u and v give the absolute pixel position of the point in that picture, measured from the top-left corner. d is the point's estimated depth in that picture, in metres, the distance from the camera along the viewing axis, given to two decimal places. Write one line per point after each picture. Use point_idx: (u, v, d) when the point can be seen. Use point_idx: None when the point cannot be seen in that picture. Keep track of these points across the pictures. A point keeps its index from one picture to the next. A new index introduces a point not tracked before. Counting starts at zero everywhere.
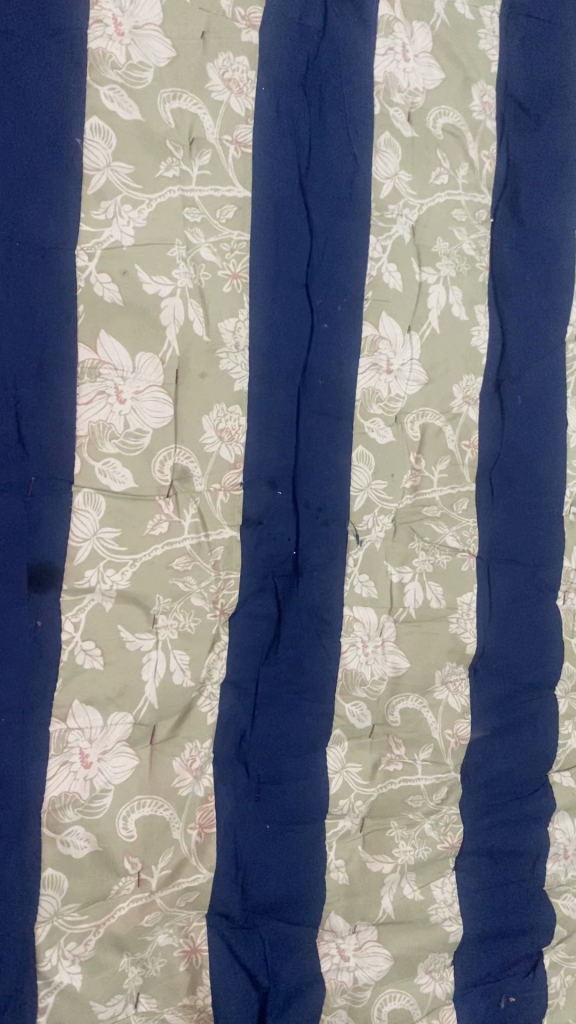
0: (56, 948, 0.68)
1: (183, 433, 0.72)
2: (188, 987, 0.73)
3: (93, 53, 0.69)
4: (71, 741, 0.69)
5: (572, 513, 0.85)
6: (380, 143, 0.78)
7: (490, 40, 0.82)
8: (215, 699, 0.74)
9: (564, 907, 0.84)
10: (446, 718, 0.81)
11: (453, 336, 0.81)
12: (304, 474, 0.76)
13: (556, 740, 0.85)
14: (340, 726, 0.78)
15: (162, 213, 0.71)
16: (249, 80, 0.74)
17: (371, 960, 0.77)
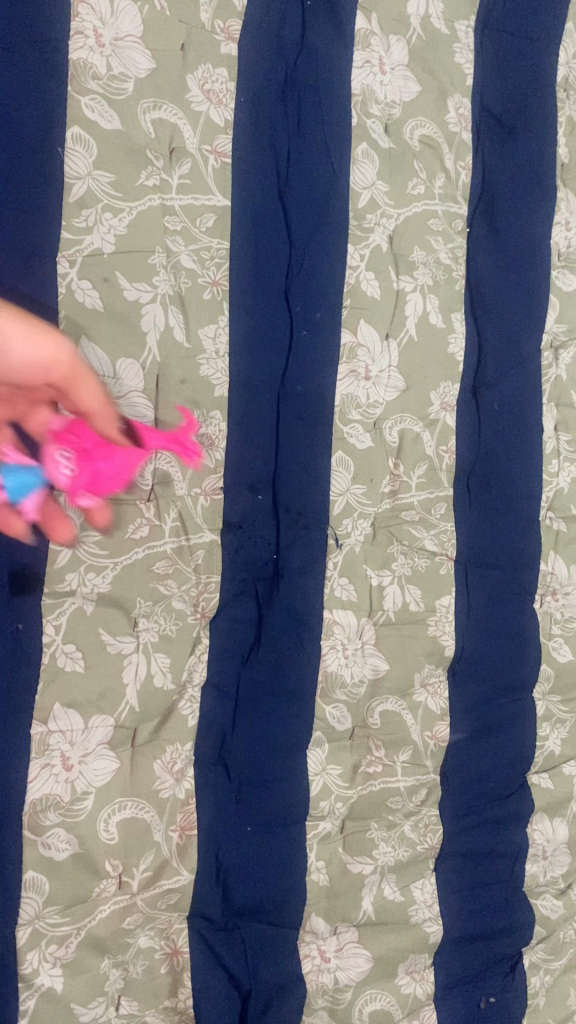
0: (37, 950, 0.68)
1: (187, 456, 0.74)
2: (170, 989, 0.72)
3: (74, 63, 0.70)
4: (52, 742, 0.70)
5: (548, 517, 0.86)
6: (358, 153, 0.79)
7: (465, 54, 0.83)
8: (195, 701, 0.75)
9: (543, 907, 0.85)
10: (425, 720, 0.82)
11: (430, 343, 0.82)
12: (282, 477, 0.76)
13: (534, 741, 0.86)
14: (320, 728, 0.78)
15: (142, 220, 0.72)
16: (228, 92, 0.75)
17: (352, 960, 0.77)
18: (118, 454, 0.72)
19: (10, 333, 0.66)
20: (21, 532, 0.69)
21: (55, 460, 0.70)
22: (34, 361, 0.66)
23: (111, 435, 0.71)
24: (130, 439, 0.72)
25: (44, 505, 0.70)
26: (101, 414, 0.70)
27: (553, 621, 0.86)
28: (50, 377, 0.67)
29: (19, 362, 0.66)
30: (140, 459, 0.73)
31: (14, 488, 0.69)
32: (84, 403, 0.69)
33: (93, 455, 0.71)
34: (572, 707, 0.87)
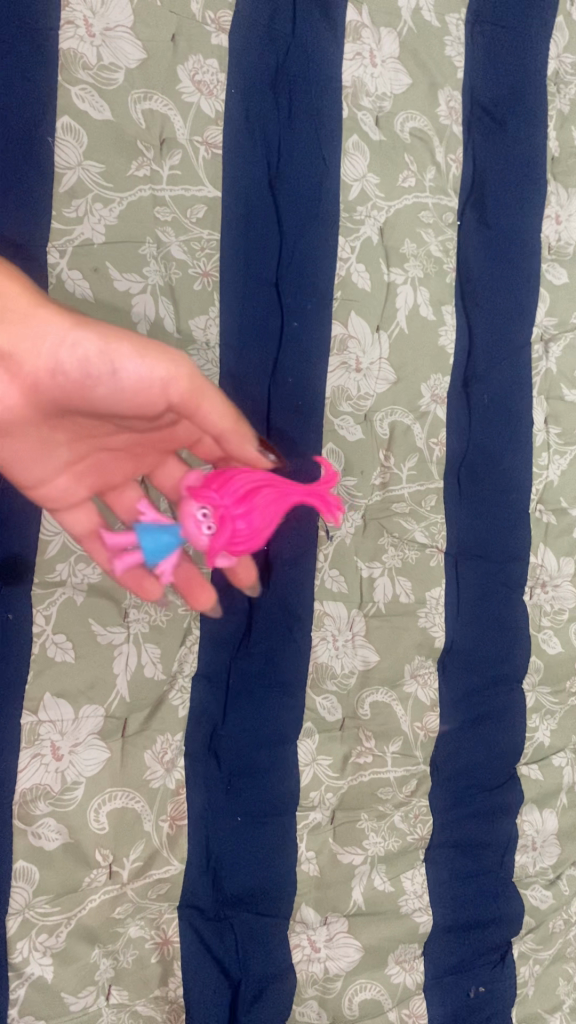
0: (28, 939, 0.69)
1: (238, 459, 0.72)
2: (161, 979, 0.72)
3: (65, 52, 0.70)
4: (42, 732, 0.70)
5: (538, 510, 0.86)
6: (349, 145, 0.79)
7: (456, 47, 0.83)
8: (186, 692, 0.75)
9: (532, 897, 0.85)
10: (416, 711, 0.82)
11: (421, 336, 0.82)
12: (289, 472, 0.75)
13: (524, 732, 0.86)
14: (311, 719, 0.79)
15: (132, 211, 0.73)
16: (219, 83, 0.75)
17: (342, 950, 0.77)
18: (262, 511, 0.62)
19: (122, 356, 0.59)
20: (156, 593, 0.68)
21: (196, 520, 0.60)
22: (147, 386, 0.60)
23: (258, 491, 0.61)
24: (274, 493, 0.62)
25: (184, 572, 0.68)
26: (232, 431, 0.65)
27: (543, 613, 0.87)
28: (170, 398, 0.62)
29: (131, 387, 0.60)
30: (281, 509, 0.63)
31: (155, 549, 0.62)
32: (211, 420, 0.64)
33: (232, 516, 0.61)
34: (562, 698, 0.88)
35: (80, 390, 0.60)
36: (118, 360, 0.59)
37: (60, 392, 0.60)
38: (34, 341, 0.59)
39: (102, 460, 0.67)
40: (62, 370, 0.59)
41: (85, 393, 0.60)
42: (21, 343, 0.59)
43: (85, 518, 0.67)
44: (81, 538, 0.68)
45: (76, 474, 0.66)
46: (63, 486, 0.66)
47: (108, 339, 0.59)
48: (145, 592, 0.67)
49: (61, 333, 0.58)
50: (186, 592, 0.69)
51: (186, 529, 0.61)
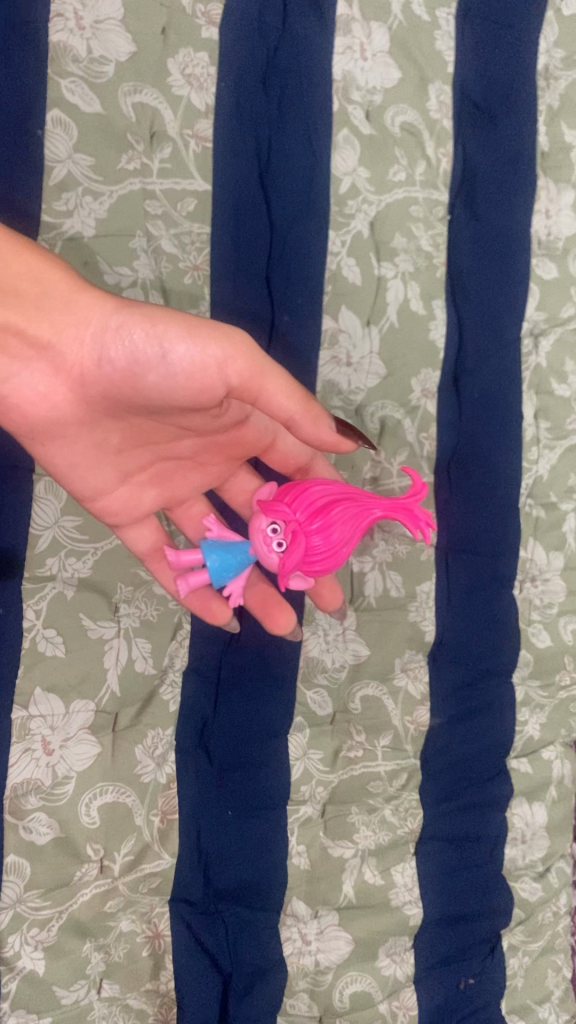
0: (19, 934, 0.69)
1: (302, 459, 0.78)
2: (152, 972, 0.72)
3: (54, 45, 0.72)
4: (33, 726, 0.72)
5: (528, 503, 0.84)
6: (339, 139, 0.79)
7: (447, 41, 0.82)
8: (177, 685, 0.77)
9: (521, 890, 0.82)
10: (406, 705, 0.82)
11: (411, 330, 0.82)
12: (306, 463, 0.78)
13: (513, 725, 0.84)
14: (301, 712, 0.80)
15: (123, 203, 0.75)
16: (209, 76, 0.76)
17: (333, 942, 0.76)
18: (338, 527, 0.62)
19: (171, 340, 0.60)
20: (226, 615, 0.73)
21: (266, 535, 0.63)
22: (201, 369, 0.60)
23: (334, 506, 0.62)
24: (352, 509, 0.63)
25: (257, 597, 0.74)
26: (302, 415, 0.64)
27: (533, 606, 0.84)
28: (229, 380, 0.61)
29: (183, 371, 0.60)
30: (362, 527, 0.63)
31: (219, 568, 0.67)
32: (276, 403, 0.63)
33: (305, 530, 0.62)
34: (552, 693, 0.85)
35: (127, 379, 0.62)
36: (169, 344, 0.60)
37: (106, 383, 0.62)
38: (78, 328, 0.61)
39: (166, 470, 0.73)
40: (107, 357, 0.61)
41: (134, 382, 0.62)
42: (64, 335, 0.62)
43: (149, 529, 0.74)
44: (146, 554, 0.74)
45: (138, 485, 0.73)
46: (126, 497, 0.72)
47: (154, 322, 0.60)
48: (218, 618, 0.73)
49: (105, 319, 0.61)
50: (261, 615, 0.74)
51: (255, 546, 0.64)
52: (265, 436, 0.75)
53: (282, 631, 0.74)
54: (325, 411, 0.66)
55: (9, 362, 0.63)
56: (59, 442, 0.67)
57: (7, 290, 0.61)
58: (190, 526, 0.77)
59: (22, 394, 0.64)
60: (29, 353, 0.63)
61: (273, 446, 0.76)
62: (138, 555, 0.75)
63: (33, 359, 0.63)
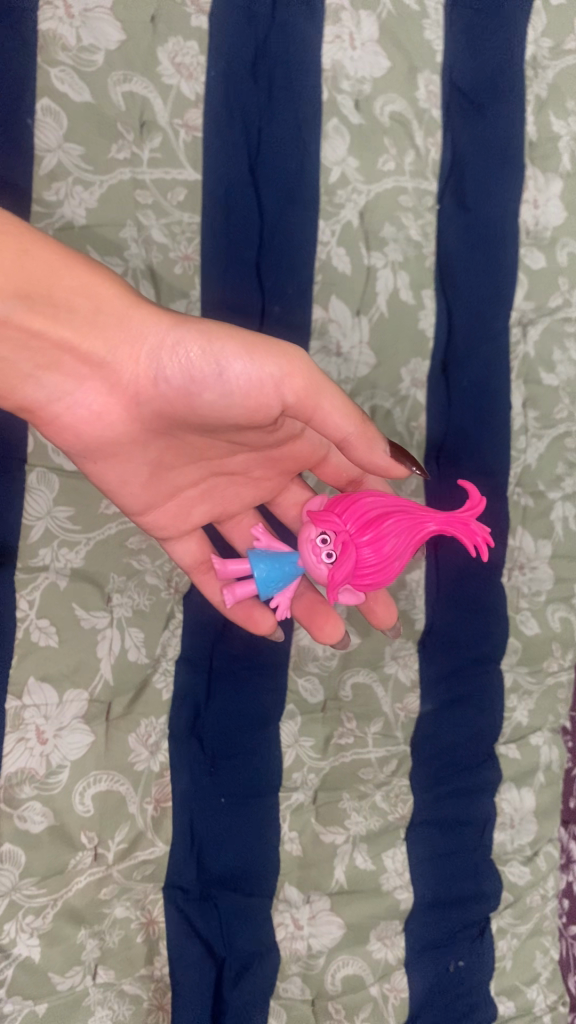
0: (15, 920, 0.70)
1: (350, 472, 0.78)
2: (147, 957, 0.73)
3: (44, 34, 0.73)
4: (27, 716, 0.73)
5: (517, 493, 0.84)
6: (329, 128, 0.79)
7: (435, 31, 0.81)
8: (170, 674, 0.78)
9: (510, 874, 0.81)
10: (396, 692, 0.83)
11: (401, 321, 0.82)
12: (328, 473, 0.79)
13: (502, 712, 0.84)
14: (293, 700, 0.81)
15: (113, 193, 0.75)
16: (199, 65, 0.76)
17: (325, 927, 0.76)
18: (390, 538, 0.63)
19: (228, 357, 0.62)
20: (270, 625, 0.76)
21: (315, 547, 0.64)
22: (258, 385, 0.63)
23: (386, 517, 0.63)
24: (405, 521, 0.63)
25: (302, 606, 0.75)
26: (357, 436, 0.66)
27: (521, 595, 0.85)
28: (285, 397, 0.64)
29: (240, 389, 0.63)
30: (415, 539, 0.64)
31: (267, 578, 0.68)
32: (331, 421, 0.65)
33: (356, 542, 0.63)
34: (540, 678, 0.85)
35: (182, 395, 0.65)
36: (225, 361, 0.62)
37: (161, 401, 0.66)
38: (132, 345, 0.64)
39: (220, 487, 0.76)
40: (163, 375, 0.64)
41: (190, 399, 0.64)
42: (118, 354, 0.65)
43: (196, 541, 0.76)
44: (192, 567, 0.76)
45: (189, 501, 0.75)
46: (176, 511, 0.75)
47: (210, 339, 0.63)
48: (261, 628, 0.76)
49: (161, 336, 0.64)
50: (308, 622, 0.75)
51: (304, 558, 0.65)
52: (319, 451, 0.76)
53: (329, 639, 0.75)
54: (380, 435, 0.67)
55: (63, 378, 0.65)
56: (113, 460, 0.70)
57: (60, 304, 0.62)
58: (239, 539, 0.79)
59: (77, 412, 0.67)
60: (82, 370, 0.65)
61: (326, 461, 0.77)
62: (187, 567, 0.76)
63: (87, 376, 0.65)
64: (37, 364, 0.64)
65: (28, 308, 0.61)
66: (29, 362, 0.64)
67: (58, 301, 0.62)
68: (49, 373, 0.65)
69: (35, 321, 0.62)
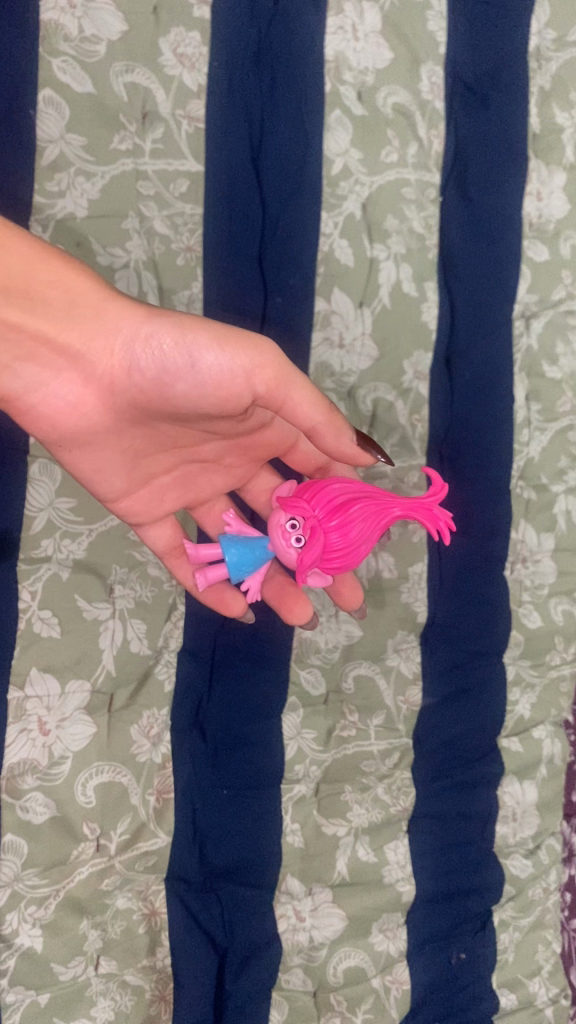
0: (17, 911, 0.70)
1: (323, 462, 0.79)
2: (148, 949, 0.73)
3: (46, 24, 0.73)
4: (29, 707, 0.73)
5: (519, 486, 0.84)
6: (331, 120, 0.79)
7: (439, 22, 0.81)
8: (172, 665, 0.78)
9: (512, 866, 0.82)
10: (399, 685, 0.82)
11: (403, 312, 0.82)
12: (310, 461, 0.79)
13: (504, 705, 0.84)
14: (295, 693, 0.81)
15: (115, 185, 0.75)
16: (201, 55, 0.76)
17: (327, 919, 0.77)
18: (357, 524, 0.63)
19: (200, 348, 0.62)
20: (241, 608, 0.75)
21: (285, 532, 0.64)
22: (229, 377, 0.63)
23: (353, 503, 0.63)
24: (372, 507, 0.63)
25: (273, 589, 0.75)
26: (325, 424, 0.66)
27: (523, 588, 0.85)
28: (256, 389, 0.64)
29: (212, 379, 0.63)
30: (381, 525, 0.64)
31: (238, 561, 0.68)
32: (300, 411, 0.65)
33: (323, 527, 0.63)
34: (543, 671, 0.85)
35: (157, 385, 0.64)
36: (197, 352, 0.62)
37: (135, 391, 0.65)
38: (107, 339, 0.64)
39: (190, 474, 0.75)
40: (137, 367, 0.64)
41: (164, 389, 0.64)
42: (92, 344, 0.64)
43: (169, 526, 0.75)
44: (164, 553, 0.75)
45: (161, 487, 0.75)
46: (148, 497, 0.74)
47: (184, 331, 0.63)
48: (232, 611, 0.75)
49: (136, 328, 0.63)
50: (278, 603, 0.75)
51: (274, 542, 0.65)
52: (287, 439, 0.76)
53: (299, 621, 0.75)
54: (348, 424, 0.67)
55: (39, 370, 0.65)
56: (86, 450, 0.69)
57: (37, 299, 0.63)
58: (210, 526, 0.78)
59: (53, 403, 0.66)
60: (59, 361, 0.65)
61: (295, 450, 0.78)
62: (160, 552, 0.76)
63: (63, 368, 0.65)
64: (14, 356, 0.64)
65: (7, 301, 0.62)
66: (7, 354, 0.64)
67: (34, 296, 0.63)
68: (26, 364, 0.65)
69: (12, 314, 0.62)
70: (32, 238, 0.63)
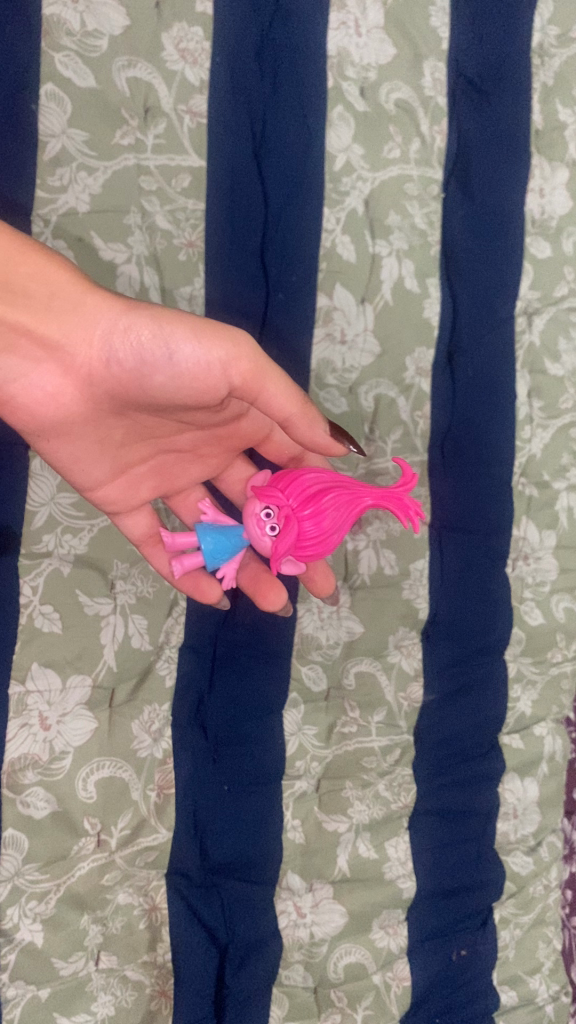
0: (18, 906, 0.71)
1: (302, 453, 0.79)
2: (149, 944, 0.73)
3: (48, 19, 0.73)
4: (30, 701, 0.73)
5: (521, 482, 0.84)
6: (334, 116, 0.79)
7: (441, 17, 0.81)
8: (173, 660, 0.78)
9: (513, 863, 0.82)
10: (400, 681, 0.82)
11: (405, 307, 0.82)
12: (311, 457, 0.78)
13: (505, 703, 0.84)
14: (296, 689, 0.80)
15: (117, 181, 0.75)
16: (203, 50, 0.76)
17: (327, 915, 0.77)
18: (330, 513, 0.63)
19: (177, 340, 0.62)
20: (216, 594, 0.74)
21: (260, 519, 0.64)
22: (206, 369, 0.62)
23: (326, 492, 0.63)
24: (344, 496, 0.63)
25: (247, 575, 0.75)
26: (299, 416, 0.66)
27: (525, 585, 0.85)
28: (232, 380, 0.63)
29: (189, 371, 0.62)
30: (354, 514, 0.64)
31: (214, 550, 0.68)
32: (275, 403, 0.65)
33: (297, 515, 0.63)
34: (543, 668, 0.85)
35: (135, 375, 0.64)
36: (175, 344, 0.62)
37: (114, 382, 0.65)
38: (86, 329, 0.64)
39: (167, 464, 0.75)
40: (115, 358, 0.64)
41: (143, 380, 0.64)
42: (72, 335, 0.64)
43: (145, 514, 0.75)
44: (141, 541, 0.74)
45: (138, 476, 0.74)
46: (125, 485, 0.73)
47: (161, 323, 0.62)
48: (208, 597, 0.74)
49: (115, 320, 0.63)
50: (252, 592, 0.74)
51: (249, 530, 0.65)
52: (261, 430, 0.76)
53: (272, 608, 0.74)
54: (320, 415, 0.68)
55: (19, 361, 0.65)
56: (65, 439, 0.69)
57: (16, 291, 0.63)
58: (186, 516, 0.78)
59: (34, 393, 0.66)
60: (39, 352, 0.65)
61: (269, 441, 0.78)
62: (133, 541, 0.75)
63: (43, 358, 0.65)
64: None
65: None
66: None
67: (15, 287, 0.63)
68: (6, 355, 0.65)
69: None
70: (17, 234, 0.63)
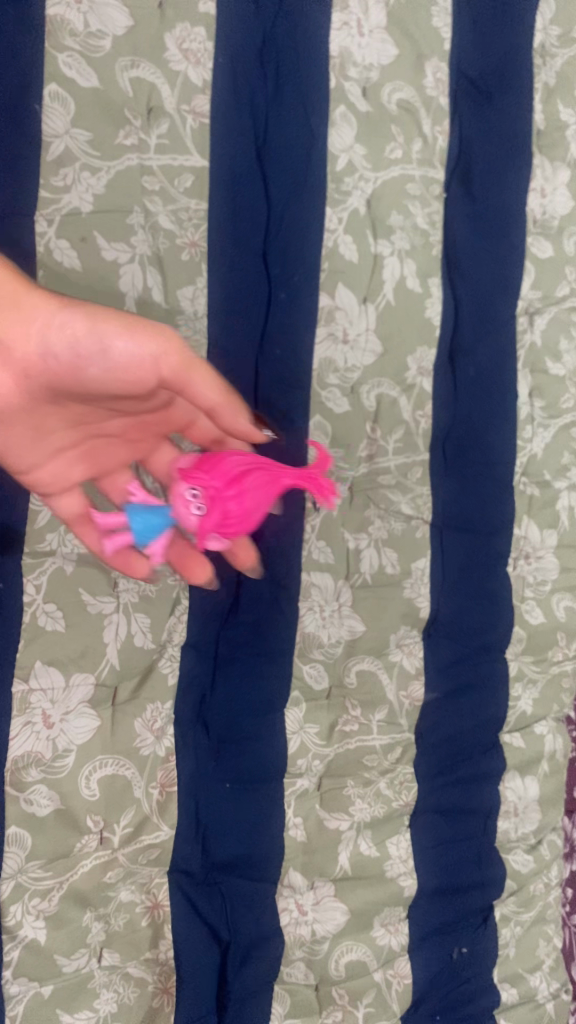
0: (21, 903, 0.71)
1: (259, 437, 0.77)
2: (151, 941, 0.74)
3: (52, 19, 0.73)
4: (34, 700, 0.73)
5: (523, 482, 0.84)
6: (336, 116, 0.79)
7: (443, 17, 0.81)
8: (175, 659, 0.77)
9: (514, 862, 0.82)
10: (401, 680, 0.82)
11: (408, 307, 0.82)
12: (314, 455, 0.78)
13: (506, 703, 0.84)
14: (298, 687, 0.80)
15: (120, 181, 0.76)
16: (206, 50, 0.76)
17: (329, 913, 0.77)
18: (251, 494, 0.61)
19: (109, 334, 0.60)
20: (145, 569, 0.71)
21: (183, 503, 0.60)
22: (137, 363, 0.61)
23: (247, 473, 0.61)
24: (263, 476, 0.61)
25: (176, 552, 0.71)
26: (225, 406, 0.65)
27: (526, 584, 0.85)
28: (161, 374, 0.62)
29: (120, 365, 0.60)
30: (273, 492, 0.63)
31: (142, 533, 0.62)
32: (203, 396, 0.64)
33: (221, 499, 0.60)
34: (544, 667, 0.85)
35: (70, 372, 0.61)
36: (107, 337, 0.60)
37: (52, 376, 0.62)
38: (24, 324, 0.60)
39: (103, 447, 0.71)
40: (51, 354, 0.61)
41: (77, 376, 0.62)
42: (10, 326, 0.61)
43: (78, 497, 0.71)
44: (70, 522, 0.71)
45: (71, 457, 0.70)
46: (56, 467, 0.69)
47: (95, 314, 0.60)
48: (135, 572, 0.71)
49: (49, 317, 0.60)
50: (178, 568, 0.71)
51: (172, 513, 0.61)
52: None
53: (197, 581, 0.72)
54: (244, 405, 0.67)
55: None
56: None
57: None
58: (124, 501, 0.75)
59: None
60: None
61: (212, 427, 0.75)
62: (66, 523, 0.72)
63: None
64: None
65: None
66: None
67: None
68: None
69: None
70: None
